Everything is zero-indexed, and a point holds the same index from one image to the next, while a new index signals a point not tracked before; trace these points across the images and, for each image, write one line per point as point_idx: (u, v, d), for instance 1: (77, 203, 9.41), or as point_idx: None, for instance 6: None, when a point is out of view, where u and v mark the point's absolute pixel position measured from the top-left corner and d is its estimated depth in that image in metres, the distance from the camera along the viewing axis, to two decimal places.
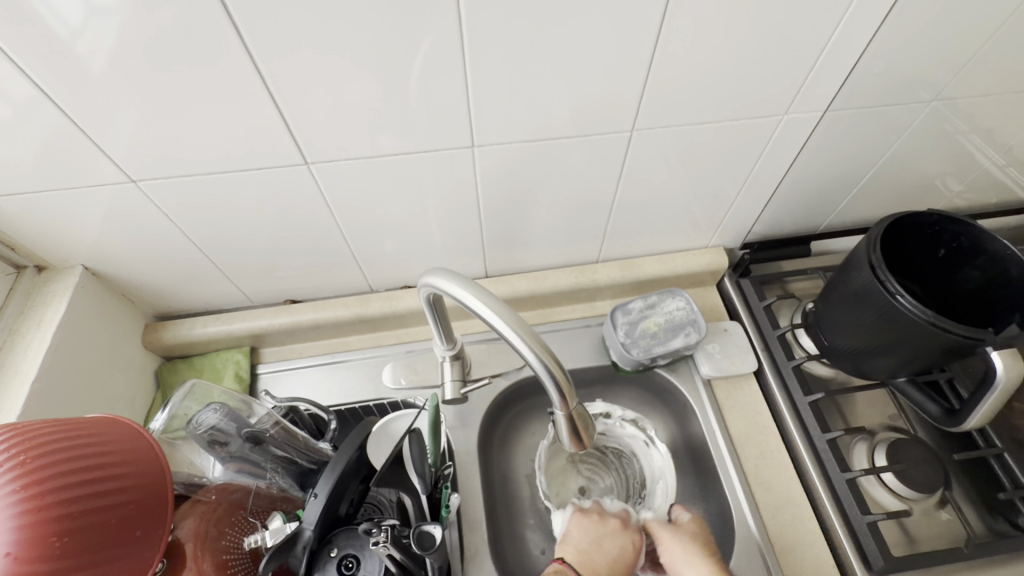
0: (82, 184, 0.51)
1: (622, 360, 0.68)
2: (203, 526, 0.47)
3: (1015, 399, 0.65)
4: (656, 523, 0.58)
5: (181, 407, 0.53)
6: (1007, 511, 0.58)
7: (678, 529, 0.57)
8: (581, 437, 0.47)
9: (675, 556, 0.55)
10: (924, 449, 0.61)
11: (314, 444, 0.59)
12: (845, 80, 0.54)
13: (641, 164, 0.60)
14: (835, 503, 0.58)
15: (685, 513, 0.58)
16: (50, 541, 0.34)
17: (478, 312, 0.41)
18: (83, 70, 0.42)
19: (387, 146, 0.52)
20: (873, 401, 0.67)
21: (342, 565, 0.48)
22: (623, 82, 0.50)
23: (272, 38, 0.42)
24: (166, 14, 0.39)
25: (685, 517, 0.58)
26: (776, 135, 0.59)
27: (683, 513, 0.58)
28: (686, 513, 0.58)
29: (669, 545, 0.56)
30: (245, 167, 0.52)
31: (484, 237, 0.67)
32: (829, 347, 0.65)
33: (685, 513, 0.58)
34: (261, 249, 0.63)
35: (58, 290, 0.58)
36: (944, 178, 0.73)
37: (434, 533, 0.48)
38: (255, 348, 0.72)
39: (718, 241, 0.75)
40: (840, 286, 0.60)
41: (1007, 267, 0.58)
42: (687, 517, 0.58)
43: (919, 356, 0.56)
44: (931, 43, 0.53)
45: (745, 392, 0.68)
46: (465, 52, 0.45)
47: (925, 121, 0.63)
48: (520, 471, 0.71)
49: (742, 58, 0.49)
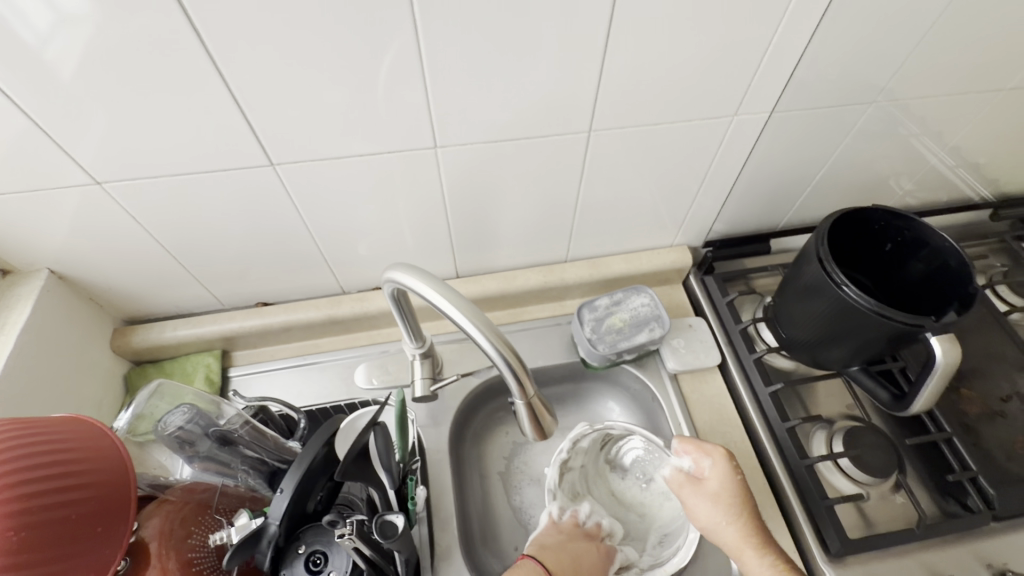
0: (45, 187, 0.51)
1: (590, 356, 0.69)
2: (167, 525, 0.46)
3: (963, 386, 0.68)
4: (681, 483, 0.60)
5: (147, 407, 0.54)
6: (955, 492, 0.61)
7: (700, 486, 0.59)
8: (543, 424, 0.49)
9: (704, 515, 0.58)
10: (879, 435, 0.63)
11: (284, 444, 0.59)
12: (789, 82, 0.57)
13: (602, 165, 0.62)
14: (796, 491, 0.60)
15: (708, 463, 0.59)
16: (6, 536, 0.34)
17: (440, 307, 0.42)
18: (49, 76, 0.42)
19: (356, 149, 0.54)
20: (831, 390, 0.70)
21: (310, 561, 0.48)
22: (577, 85, 0.52)
23: (233, 44, 0.43)
24: (132, 22, 0.40)
25: (709, 470, 0.59)
26: (729, 135, 0.61)
27: (705, 465, 0.59)
28: (710, 463, 0.59)
29: (696, 502, 0.59)
30: (212, 168, 0.53)
31: (453, 238, 0.68)
32: (787, 339, 0.67)
33: (708, 463, 0.59)
34: (231, 254, 0.64)
35: (23, 294, 0.58)
36: (895, 177, 0.76)
37: (396, 522, 0.49)
38: (227, 351, 0.73)
39: (681, 239, 0.77)
40: (795, 279, 0.63)
41: (947, 259, 0.61)
42: (710, 471, 0.58)
43: (868, 345, 0.58)
44: (867, 46, 0.56)
45: (709, 385, 0.70)
46: (425, 59, 0.47)
47: (871, 122, 0.66)
48: (492, 470, 0.72)
49: (686, 63, 0.52)
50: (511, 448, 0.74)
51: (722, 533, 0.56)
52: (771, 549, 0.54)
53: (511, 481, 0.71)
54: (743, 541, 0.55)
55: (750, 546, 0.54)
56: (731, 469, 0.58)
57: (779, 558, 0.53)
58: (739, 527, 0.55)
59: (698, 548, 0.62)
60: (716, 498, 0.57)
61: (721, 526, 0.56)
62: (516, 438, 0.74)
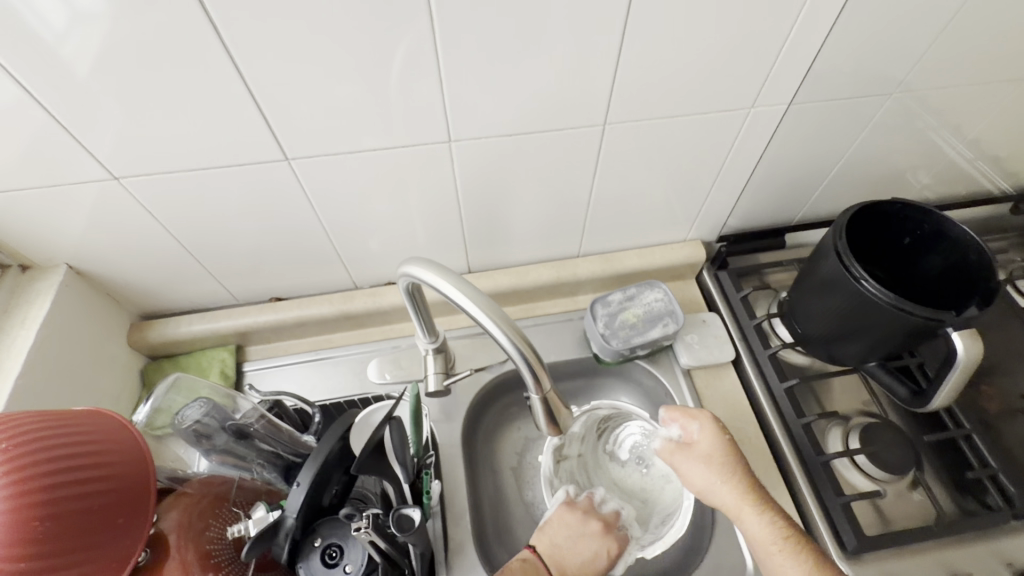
0: (63, 182, 0.51)
1: (602, 351, 0.69)
2: (187, 518, 0.46)
3: (982, 382, 0.67)
4: (670, 451, 0.59)
5: (164, 401, 0.53)
6: (975, 490, 0.61)
7: (690, 451, 0.58)
8: (557, 419, 0.49)
9: (697, 478, 0.57)
10: (895, 432, 0.63)
11: (299, 438, 0.59)
12: (807, 74, 0.56)
13: (615, 160, 0.61)
14: (812, 488, 0.59)
15: (696, 426, 0.59)
16: (32, 526, 0.34)
17: (456, 301, 0.42)
18: (68, 71, 0.43)
19: (370, 143, 0.54)
20: (847, 386, 0.69)
21: (326, 554, 0.49)
22: (592, 78, 0.51)
23: (247, 37, 0.43)
24: (149, 16, 0.40)
25: (698, 433, 0.58)
26: (744, 129, 0.61)
27: (693, 429, 0.59)
28: (698, 426, 0.58)
29: (688, 468, 0.58)
30: (227, 163, 0.53)
31: (466, 233, 0.68)
32: (802, 334, 0.66)
33: (697, 427, 0.58)
34: (246, 249, 0.64)
35: (42, 289, 0.59)
36: (913, 170, 0.75)
37: (413, 516, 0.49)
38: (241, 346, 0.73)
39: (695, 234, 0.77)
40: (811, 274, 0.62)
41: (967, 253, 0.60)
42: (699, 433, 0.58)
43: (885, 340, 0.58)
44: (887, 36, 0.55)
45: (723, 380, 0.70)
46: (439, 52, 0.47)
47: (889, 114, 0.65)
48: (505, 465, 0.72)
49: (703, 55, 0.51)
50: (523, 443, 0.74)
51: (718, 493, 0.55)
52: (769, 506, 0.53)
53: (523, 475, 0.72)
54: (739, 498, 0.54)
55: (747, 503, 0.54)
56: (719, 430, 0.58)
57: (776, 513, 0.53)
58: (735, 487, 0.55)
59: (711, 544, 0.61)
60: (707, 460, 0.57)
61: (716, 487, 0.55)
62: (528, 433, 0.74)
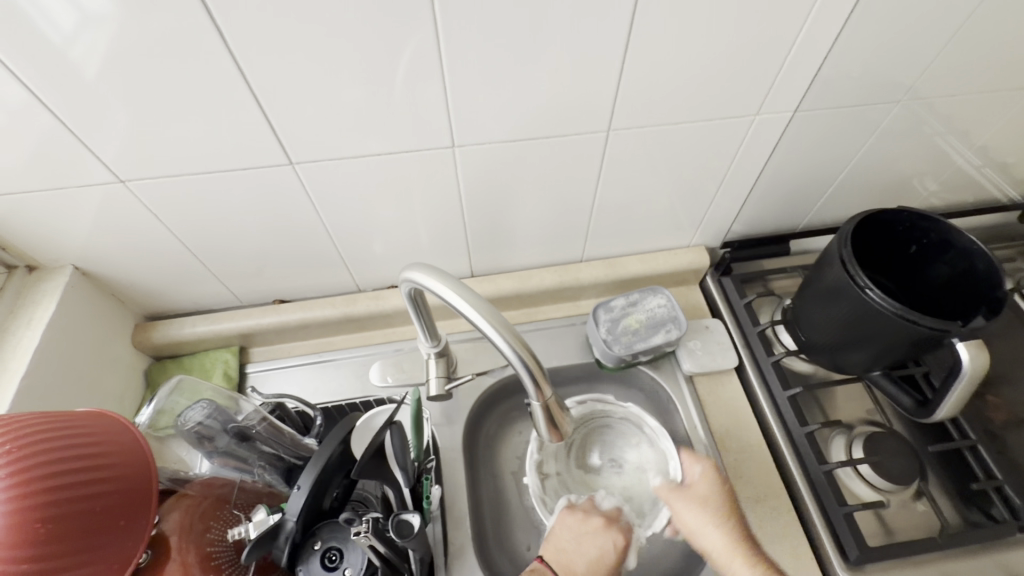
0: (70, 184, 0.52)
1: (604, 356, 0.69)
2: (187, 520, 0.47)
3: (988, 393, 0.66)
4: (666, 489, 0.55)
5: (168, 402, 0.54)
6: (980, 501, 0.60)
7: (687, 491, 0.54)
8: (559, 426, 0.49)
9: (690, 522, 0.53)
10: (900, 442, 0.62)
11: (301, 441, 0.59)
12: (813, 81, 0.56)
13: (619, 165, 0.61)
14: (815, 498, 0.59)
15: (698, 468, 0.55)
16: (34, 528, 0.34)
17: (458, 307, 0.42)
18: (75, 74, 0.43)
19: (374, 148, 0.54)
20: (851, 395, 0.69)
21: (326, 557, 0.49)
22: (596, 84, 0.51)
23: (252, 42, 0.43)
24: (156, 21, 0.40)
25: (698, 475, 0.55)
26: (749, 135, 0.60)
27: (694, 470, 0.55)
28: (700, 468, 0.55)
29: (680, 508, 0.54)
30: (232, 167, 0.53)
31: (469, 237, 0.68)
32: (806, 342, 0.66)
33: (698, 470, 0.55)
34: (250, 251, 0.64)
35: (48, 289, 0.59)
36: (920, 177, 0.74)
37: (412, 521, 0.49)
38: (244, 348, 0.73)
39: (699, 240, 0.76)
40: (815, 282, 0.61)
41: (974, 262, 0.60)
42: (699, 475, 0.55)
43: (890, 349, 0.57)
44: (894, 43, 0.55)
45: (725, 387, 0.69)
46: (443, 58, 0.47)
47: (896, 121, 0.65)
48: (505, 469, 0.72)
49: (708, 62, 0.51)
50: (523, 447, 0.73)
51: (710, 538, 0.51)
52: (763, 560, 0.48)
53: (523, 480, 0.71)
54: (729, 547, 0.50)
55: (738, 555, 0.49)
56: (719, 477, 0.54)
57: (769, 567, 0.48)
58: (727, 533, 0.51)
59: None
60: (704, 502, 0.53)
61: (708, 534, 0.51)
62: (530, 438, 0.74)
